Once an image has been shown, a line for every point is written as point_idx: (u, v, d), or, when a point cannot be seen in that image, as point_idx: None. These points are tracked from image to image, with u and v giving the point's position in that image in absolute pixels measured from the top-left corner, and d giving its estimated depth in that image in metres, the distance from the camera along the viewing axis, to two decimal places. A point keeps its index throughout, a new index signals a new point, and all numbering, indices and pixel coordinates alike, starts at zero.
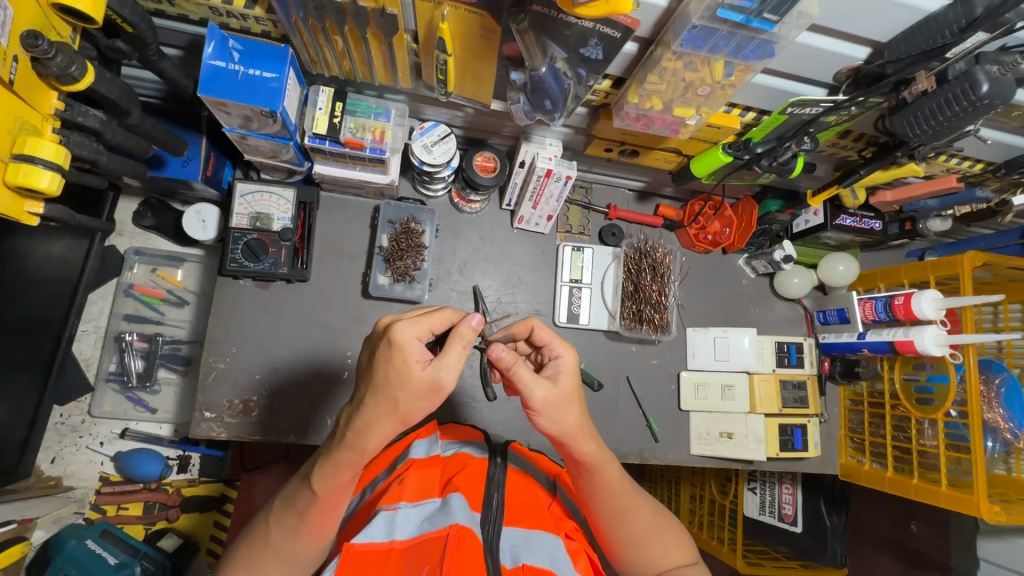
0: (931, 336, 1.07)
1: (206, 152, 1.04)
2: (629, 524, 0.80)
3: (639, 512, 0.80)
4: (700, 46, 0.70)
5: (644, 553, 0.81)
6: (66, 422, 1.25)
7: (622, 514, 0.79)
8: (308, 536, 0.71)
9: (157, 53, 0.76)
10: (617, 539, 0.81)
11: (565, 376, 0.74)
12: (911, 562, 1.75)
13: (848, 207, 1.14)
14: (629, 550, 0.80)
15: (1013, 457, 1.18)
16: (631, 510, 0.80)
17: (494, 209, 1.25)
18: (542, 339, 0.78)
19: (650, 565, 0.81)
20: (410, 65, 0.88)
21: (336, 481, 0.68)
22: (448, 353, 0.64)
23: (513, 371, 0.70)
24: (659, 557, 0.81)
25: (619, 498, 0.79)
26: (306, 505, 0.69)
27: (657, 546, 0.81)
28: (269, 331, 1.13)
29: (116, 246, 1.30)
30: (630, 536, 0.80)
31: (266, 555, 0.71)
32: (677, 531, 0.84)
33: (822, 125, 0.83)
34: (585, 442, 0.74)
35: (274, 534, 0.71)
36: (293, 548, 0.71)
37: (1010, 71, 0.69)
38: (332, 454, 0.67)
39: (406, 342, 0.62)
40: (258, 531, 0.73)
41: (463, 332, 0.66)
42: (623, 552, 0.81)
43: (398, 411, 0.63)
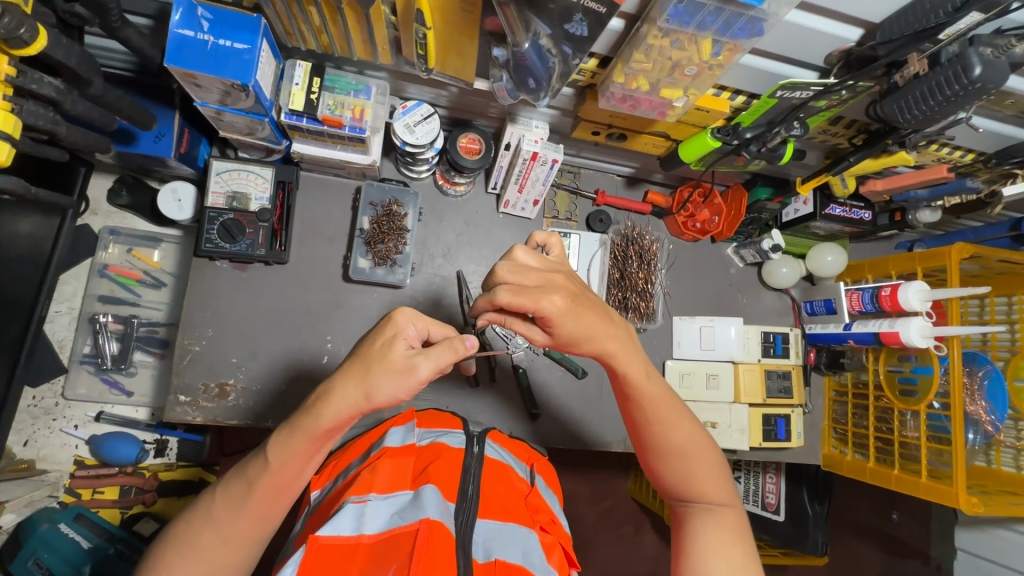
0: (916, 328, 1.06)
1: (179, 128, 1.01)
2: (666, 439, 0.78)
3: (679, 426, 0.78)
4: (686, 23, 0.68)
5: (677, 473, 0.79)
6: (40, 405, 1.23)
7: (658, 427, 0.78)
8: (253, 514, 0.68)
9: (120, 19, 0.72)
10: (652, 451, 0.79)
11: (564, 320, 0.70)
12: (892, 551, 1.77)
13: (837, 196, 1.13)
14: (661, 460, 0.79)
15: (993, 450, 1.21)
16: (670, 424, 0.77)
17: (479, 192, 1.22)
18: (517, 304, 0.67)
19: (683, 483, 0.79)
20: (390, 39, 0.85)
21: (290, 450, 0.66)
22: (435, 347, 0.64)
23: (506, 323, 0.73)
24: (693, 477, 0.78)
25: (658, 408, 0.76)
26: (257, 474, 0.67)
27: (692, 469, 0.78)
28: (247, 314, 1.10)
29: (90, 225, 1.27)
30: (666, 449, 0.78)
31: (203, 532, 0.67)
32: (718, 466, 0.80)
33: (811, 111, 0.81)
34: (622, 349, 0.73)
35: (217, 508, 0.68)
36: (236, 525, 0.67)
37: (1004, 54, 0.67)
38: (294, 422, 0.67)
39: (402, 323, 0.65)
40: (202, 504, 0.69)
41: (456, 344, 0.65)
42: (657, 463, 0.80)
43: (368, 393, 0.62)
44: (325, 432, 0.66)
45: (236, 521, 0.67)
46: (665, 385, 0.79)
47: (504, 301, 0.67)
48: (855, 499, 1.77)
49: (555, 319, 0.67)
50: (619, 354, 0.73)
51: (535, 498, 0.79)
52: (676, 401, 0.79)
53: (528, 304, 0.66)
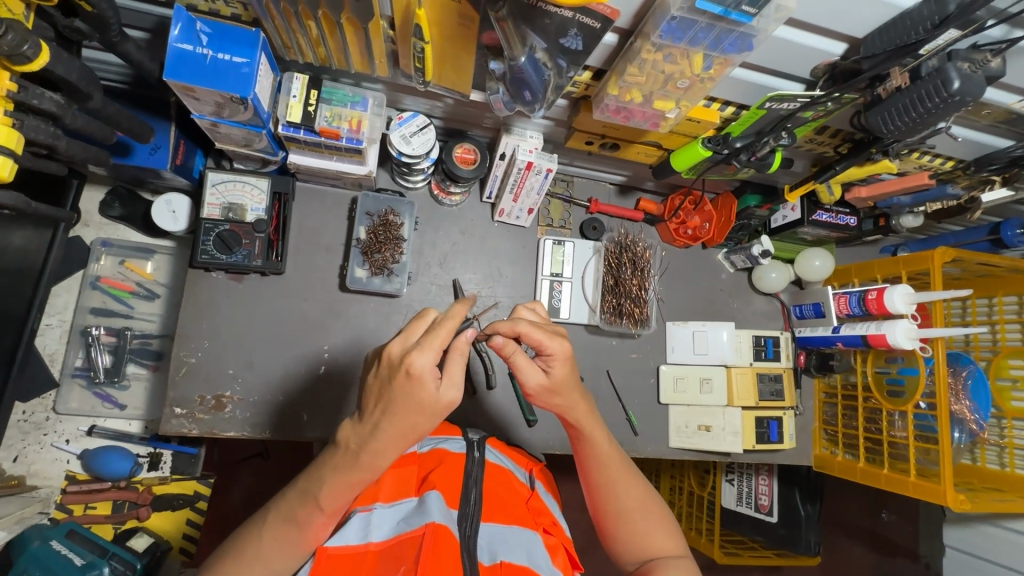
0: (902, 330, 1.09)
1: (175, 140, 1.01)
2: (620, 496, 0.83)
3: (629, 487, 0.84)
4: (679, 38, 0.70)
5: (633, 533, 0.82)
6: (29, 420, 1.21)
7: (611, 485, 0.83)
8: (298, 552, 0.69)
9: (119, 34, 0.73)
10: (609, 513, 0.83)
11: (558, 363, 0.76)
12: (883, 549, 1.80)
13: (824, 202, 1.16)
14: (617, 522, 0.83)
15: (978, 448, 1.25)
16: (622, 481, 0.83)
17: (474, 201, 1.24)
18: (536, 336, 0.74)
19: (635, 545, 0.81)
20: (387, 52, 0.86)
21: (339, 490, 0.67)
22: (453, 368, 0.63)
23: (513, 359, 0.76)
24: (645, 537, 0.81)
25: (612, 465, 0.83)
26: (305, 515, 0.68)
27: (644, 528, 0.82)
28: (243, 325, 1.10)
29: (82, 236, 1.26)
30: (619, 509, 0.83)
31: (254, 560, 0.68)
32: (670, 521, 0.84)
33: (799, 121, 0.84)
34: (583, 410, 0.82)
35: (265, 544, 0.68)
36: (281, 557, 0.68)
37: (980, 69, 0.69)
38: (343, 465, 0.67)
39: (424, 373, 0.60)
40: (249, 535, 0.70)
41: (463, 348, 0.64)
42: (613, 527, 0.83)
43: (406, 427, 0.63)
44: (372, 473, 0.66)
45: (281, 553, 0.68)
46: (618, 450, 0.86)
47: (524, 331, 0.73)
48: (845, 498, 1.81)
49: (558, 360, 0.76)
50: (578, 415, 0.82)
51: (536, 501, 0.80)
52: (626, 462, 0.86)
53: (547, 339, 0.74)
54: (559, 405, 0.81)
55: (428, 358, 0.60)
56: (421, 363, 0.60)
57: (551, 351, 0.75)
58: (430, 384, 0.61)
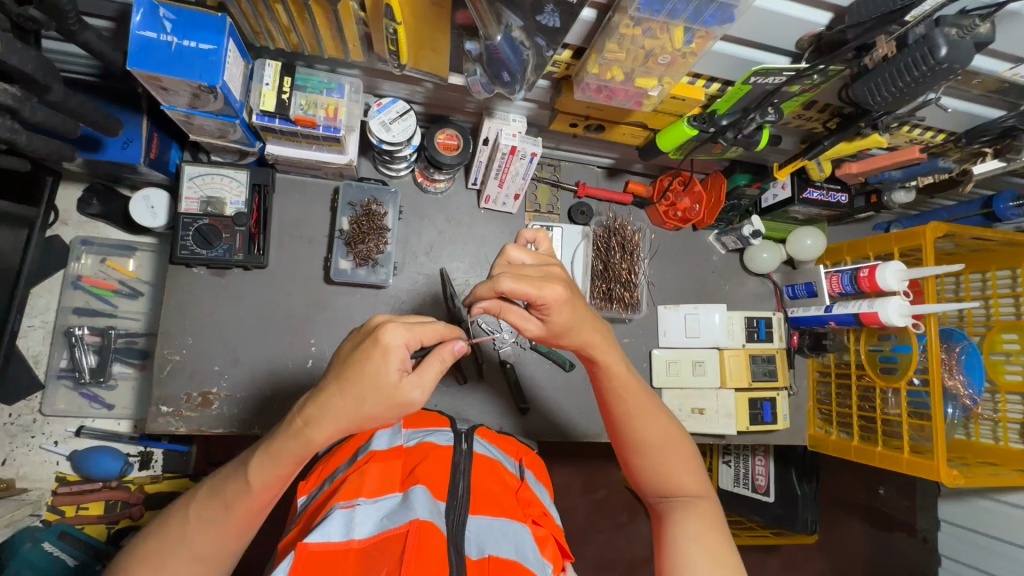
0: (895, 307, 1.08)
1: (147, 133, 0.98)
2: (642, 433, 0.80)
3: (655, 420, 0.80)
4: (657, 11, 0.68)
5: (655, 467, 0.80)
6: (16, 422, 1.20)
7: (635, 421, 0.80)
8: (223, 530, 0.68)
9: (78, 22, 0.70)
10: (631, 447, 0.81)
11: (554, 312, 0.70)
12: (880, 524, 1.81)
13: (814, 180, 1.14)
14: (639, 456, 0.81)
15: (972, 423, 1.25)
16: (647, 417, 0.80)
17: (459, 189, 1.21)
18: (519, 291, 0.67)
19: (658, 478, 0.81)
20: (360, 36, 0.83)
21: (272, 468, 0.66)
22: (426, 368, 0.63)
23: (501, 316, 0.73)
24: (668, 472, 0.80)
25: (635, 402, 0.79)
26: (234, 495, 0.67)
27: (668, 463, 0.80)
28: (226, 321, 1.08)
29: (62, 236, 1.24)
30: (642, 445, 0.80)
31: (178, 544, 0.67)
32: (694, 458, 0.82)
33: (785, 96, 0.82)
34: (602, 345, 0.76)
35: (193, 529, 0.67)
36: (203, 540, 0.67)
37: (968, 34, 0.67)
38: (272, 441, 0.66)
39: (392, 346, 0.60)
40: (176, 523, 0.68)
41: (445, 355, 0.64)
42: (635, 459, 0.82)
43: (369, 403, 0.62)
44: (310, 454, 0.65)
45: (209, 540, 0.67)
46: (643, 383, 0.81)
47: (507, 290, 0.67)
48: (842, 478, 1.81)
49: (554, 308, 0.69)
50: (594, 352, 0.76)
51: (526, 492, 0.80)
52: (652, 396, 0.82)
53: (531, 289, 0.67)
54: (568, 346, 0.76)
55: (423, 391, 0.62)
56: (394, 337, 0.61)
57: (543, 300, 0.68)
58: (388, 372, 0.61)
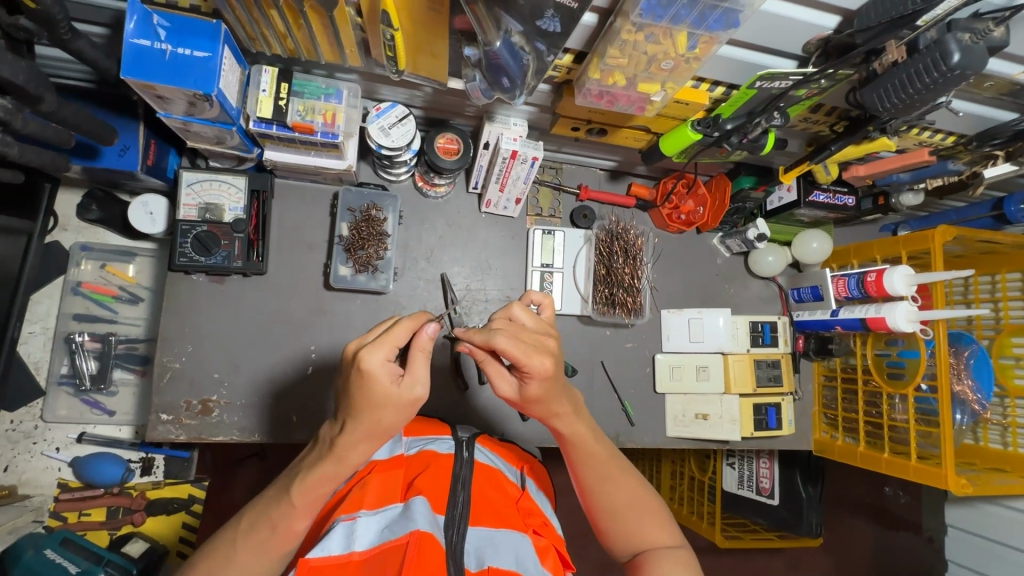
0: (902, 313, 1.06)
1: (144, 139, 0.97)
2: (609, 495, 0.80)
3: (620, 481, 0.81)
4: (660, 16, 0.66)
5: (625, 529, 0.79)
6: (18, 429, 1.20)
7: (599, 485, 0.81)
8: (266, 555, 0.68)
9: (69, 31, 0.69)
10: (600, 509, 0.81)
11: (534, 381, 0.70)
12: (885, 527, 1.79)
13: (820, 182, 1.12)
14: (608, 519, 0.80)
15: (981, 427, 1.23)
16: (611, 477, 0.81)
17: (460, 192, 1.20)
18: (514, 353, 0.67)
19: (629, 541, 0.79)
20: (358, 41, 0.82)
21: (314, 486, 0.66)
22: (415, 365, 0.63)
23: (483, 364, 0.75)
24: (639, 533, 0.78)
25: (598, 466, 0.81)
26: (280, 519, 0.67)
27: (637, 523, 0.79)
28: (226, 328, 1.08)
29: (61, 242, 1.23)
30: (609, 507, 0.80)
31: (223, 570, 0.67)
32: (666, 515, 0.81)
33: (791, 100, 0.80)
34: (569, 414, 0.78)
35: (238, 551, 0.67)
36: (247, 565, 0.67)
37: (981, 39, 0.65)
38: (315, 465, 0.66)
39: (374, 369, 0.61)
40: (217, 550, 0.68)
41: (422, 343, 0.64)
42: (605, 524, 0.81)
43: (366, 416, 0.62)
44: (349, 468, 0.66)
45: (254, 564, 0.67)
46: (608, 446, 0.83)
47: (501, 346, 0.67)
48: (847, 479, 1.80)
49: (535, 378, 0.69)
50: (559, 420, 0.78)
51: (527, 501, 0.79)
52: (617, 460, 0.84)
53: (521, 359, 0.67)
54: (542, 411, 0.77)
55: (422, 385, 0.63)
56: (372, 361, 0.61)
57: (529, 369, 0.68)
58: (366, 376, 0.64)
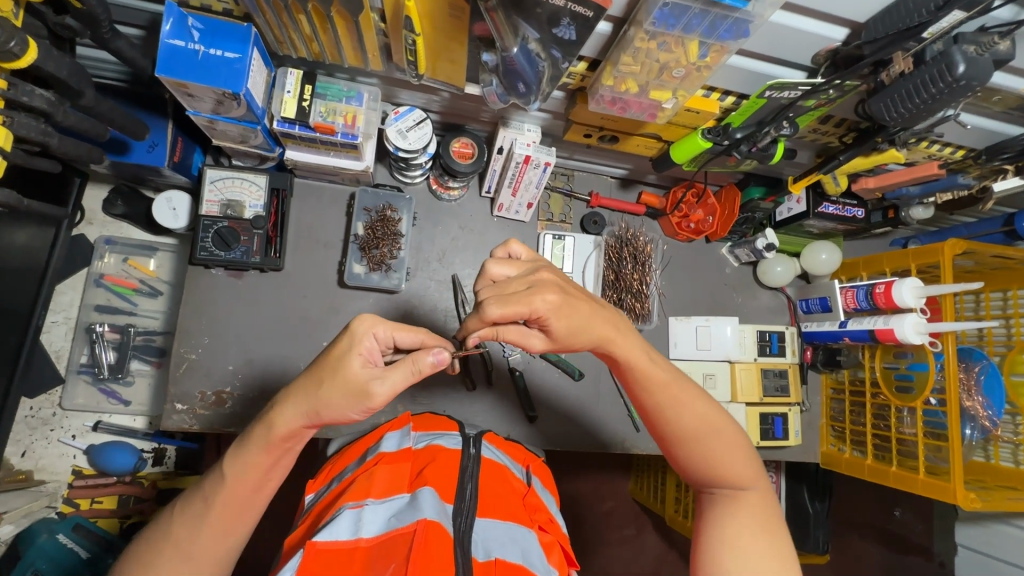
0: (911, 324, 1.06)
1: (172, 137, 1.01)
2: (681, 427, 0.75)
3: (691, 409, 0.74)
4: (672, 25, 0.68)
5: (699, 458, 0.76)
6: (37, 415, 1.23)
7: (668, 415, 0.75)
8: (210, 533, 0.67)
9: (111, 31, 0.73)
10: (670, 439, 0.77)
11: (553, 321, 0.66)
12: (895, 547, 1.76)
13: (830, 194, 1.13)
14: (681, 449, 0.76)
15: (991, 445, 1.22)
16: (684, 407, 0.74)
17: (473, 196, 1.23)
18: (510, 312, 0.64)
19: (704, 468, 0.76)
20: (380, 46, 0.85)
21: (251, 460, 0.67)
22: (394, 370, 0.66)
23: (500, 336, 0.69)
24: (715, 462, 0.75)
25: (665, 395, 0.74)
26: (213, 488, 0.68)
27: (712, 454, 0.75)
28: (243, 322, 1.10)
29: (87, 235, 1.28)
30: (682, 436, 0.75)
31: (162, 548, 0.66)
32: (743, 444, 0.77)
33: (801, 111, 0.81)
34: (620, 339, 0.71)
35: (176, 526, 0.67)
36: (195, 542, 0.67)
37: (987, 51, 0.67)
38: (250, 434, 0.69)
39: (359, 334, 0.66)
40: (158, 527, 0.68)
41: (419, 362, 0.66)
42: (676, 451, 0.77)
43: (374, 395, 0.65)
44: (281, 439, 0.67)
45: (197, 537, 0.67)
46: (671, 371, 0.75)
47: (496, 315, 0.63)
48: (857, 497, 1.78)
49: (552, 318, 0.66)
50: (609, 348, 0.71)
51: (533, 498, 0.80)
52: (689, 384, 0.76)
53: (521, 309, 0.64)
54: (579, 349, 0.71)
55: (387, 390, 0.65)
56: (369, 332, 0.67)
57: (535, 313, 0.65)
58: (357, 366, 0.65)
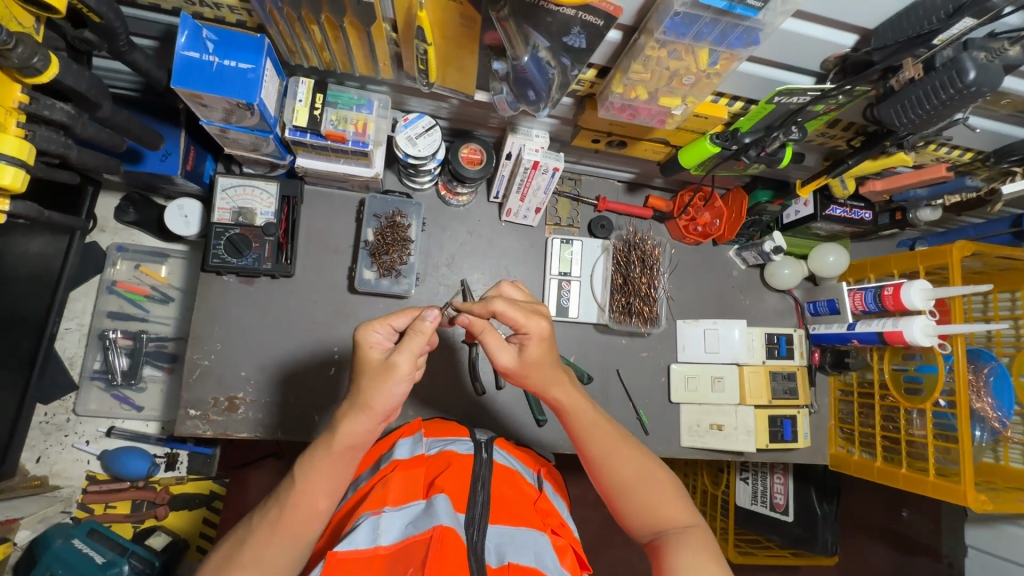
0: (919, 326, 1.06)
1: (185, 146, 1.03)
2: (619, 470, 0.81)
3: (626, 454, 0.82)
4: (683, 34, 0.69)
5: (641, 504, 0.79)
6: (51, 421, 1.24)
7: (607, 459, 0.81)
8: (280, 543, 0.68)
9: (127, 43, 0.74)
10: (611, 486, 0.81)
11: (533, 344, 0.81)
12: (902, 547, 1.76)
13: (837, 197, 1.13)
14: (622, 496, 0.80)
15: (1001, 446, 1.20)
16: (620, 447, 0.82)
17: (481, 201, 1.23)
18: (511, 314, 0.79)
19: (647, 516, 0.78)
20: (391, 55, 0.86)
21: (317, 466, 0.70)
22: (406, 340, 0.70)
23: (482, 336, 0.82)
24: (655, 506, 0.78)
25: (601, 437, 0.82)
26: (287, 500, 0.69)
27: (651, 498, 0.79)
28: (254, 329, 1.11)
29: (99, 242, 1.29)
30: (620, 482, 0.80)
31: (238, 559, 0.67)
32: (679, 490, 0.81)
33: (809, 116, 0.82)
34: (564, 386, 0.83)
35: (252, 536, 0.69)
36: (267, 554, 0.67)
37: (997, 58, 0.67)
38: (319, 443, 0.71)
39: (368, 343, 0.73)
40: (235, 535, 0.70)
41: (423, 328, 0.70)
42: (619, 502, 0.80)
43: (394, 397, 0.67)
44: (344, 448, 0.70)
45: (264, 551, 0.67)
46: (605, 419, 0.85)
47: (501, 310, 0.79)
48: (864, 498, 1.78)
49: (534, 340, 0.80)
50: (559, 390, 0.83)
51: (544, 502, 0.80)
52: (620, 432, 0.85)
53: (520, 317, 0.79)
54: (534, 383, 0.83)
55: (408, 358, 0.69)
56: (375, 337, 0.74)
57: (528, 329, 0.80)
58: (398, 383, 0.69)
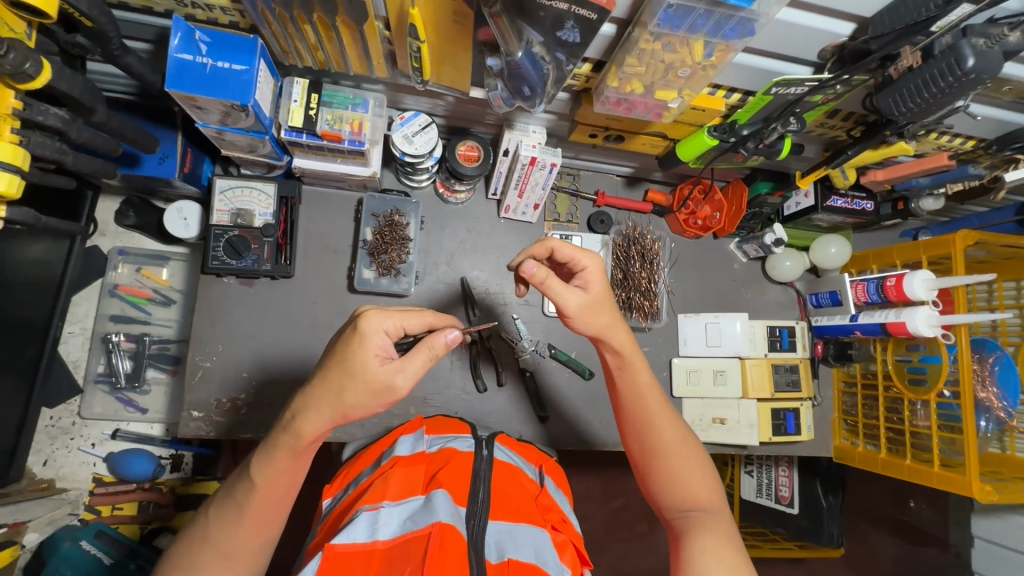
0: (923, 318, 1.05)
1: (182, 149, 1.03)
2: (659, 441, 0.81)
3: (667, 429, 0.82)
4: (677, 26, 0.68)
5: (673, 479, 0.80)
6: (57, 424, 1.25)
7: (648, 427, 0.82)
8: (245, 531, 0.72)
9: (121, 47, 0.74)
10: (647, 455, 0.82)
11: (594, 284, 0.80)
12: (909, 537, 1.76)
13: (839, 187, 1.12)
14: (655, 467, 0.81)
15: (1006, 436, 1.18)
16: (663, 420, 0.82)
17: (479, 198, 1.23)
18: (569, 254, 0.80)
19: (676, 492, 0.80)
20: (385, 54, 0.86)
21: (270, 464, 0.71)
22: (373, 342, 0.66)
23: (545, 284, 0.76)
24: (685, 486, 0.79)
25: (648, 403, 0.82)
26: (244, 494, 0.72)
27: (685, 476, 0.80)
28: (255, 330, 1.12)
29: (100, 246, 1.30)
30: (657, 453, 0.81)
31: (203, 549, 0.72)
32: (711, 474, 0.82)
33: (808, 106, 0.81)
34: (628, 343, 0.81)
35: (214, 528, 0.73)
36: (232, 541, 0.72)
37: (997, 44, 0.66)
38: (275, 441, 0.72)
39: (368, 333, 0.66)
40: (198, 529, 0.74)
41: (434, 345, 0.68)
42: (650, 471, 0.82)
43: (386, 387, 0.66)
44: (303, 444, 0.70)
45: (230, 536, 0.72)
46: (655, 389, 0.83)
47: (558, 247, 0.80)
48: (870, 490, 1.77)
49: (593, 275, 0.80)
50: (621, 346, 0.81)
51: (545, 498, 0.80)
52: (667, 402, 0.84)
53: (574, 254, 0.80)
54: (601, 327, 0.80)
55: (377, 360, 0.66)
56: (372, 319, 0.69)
57: (583, 266, 0.80)
58: (372, 361, 0.66)
